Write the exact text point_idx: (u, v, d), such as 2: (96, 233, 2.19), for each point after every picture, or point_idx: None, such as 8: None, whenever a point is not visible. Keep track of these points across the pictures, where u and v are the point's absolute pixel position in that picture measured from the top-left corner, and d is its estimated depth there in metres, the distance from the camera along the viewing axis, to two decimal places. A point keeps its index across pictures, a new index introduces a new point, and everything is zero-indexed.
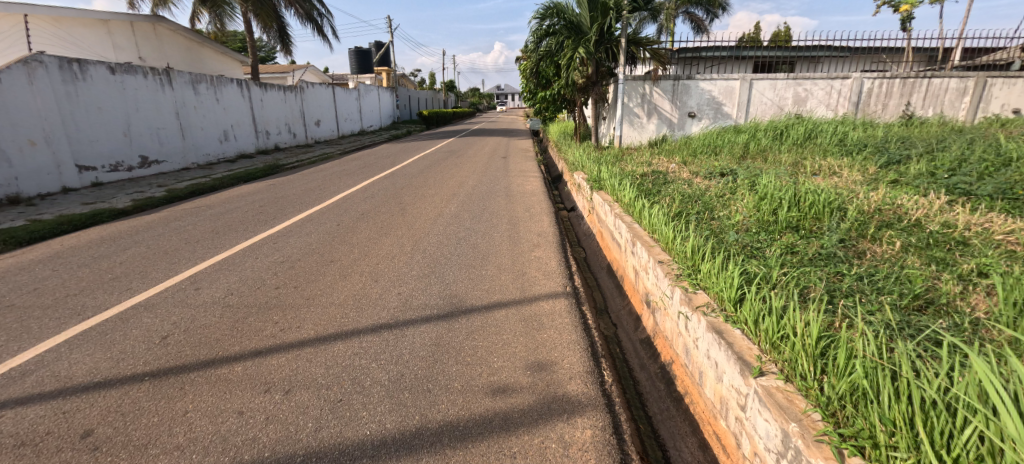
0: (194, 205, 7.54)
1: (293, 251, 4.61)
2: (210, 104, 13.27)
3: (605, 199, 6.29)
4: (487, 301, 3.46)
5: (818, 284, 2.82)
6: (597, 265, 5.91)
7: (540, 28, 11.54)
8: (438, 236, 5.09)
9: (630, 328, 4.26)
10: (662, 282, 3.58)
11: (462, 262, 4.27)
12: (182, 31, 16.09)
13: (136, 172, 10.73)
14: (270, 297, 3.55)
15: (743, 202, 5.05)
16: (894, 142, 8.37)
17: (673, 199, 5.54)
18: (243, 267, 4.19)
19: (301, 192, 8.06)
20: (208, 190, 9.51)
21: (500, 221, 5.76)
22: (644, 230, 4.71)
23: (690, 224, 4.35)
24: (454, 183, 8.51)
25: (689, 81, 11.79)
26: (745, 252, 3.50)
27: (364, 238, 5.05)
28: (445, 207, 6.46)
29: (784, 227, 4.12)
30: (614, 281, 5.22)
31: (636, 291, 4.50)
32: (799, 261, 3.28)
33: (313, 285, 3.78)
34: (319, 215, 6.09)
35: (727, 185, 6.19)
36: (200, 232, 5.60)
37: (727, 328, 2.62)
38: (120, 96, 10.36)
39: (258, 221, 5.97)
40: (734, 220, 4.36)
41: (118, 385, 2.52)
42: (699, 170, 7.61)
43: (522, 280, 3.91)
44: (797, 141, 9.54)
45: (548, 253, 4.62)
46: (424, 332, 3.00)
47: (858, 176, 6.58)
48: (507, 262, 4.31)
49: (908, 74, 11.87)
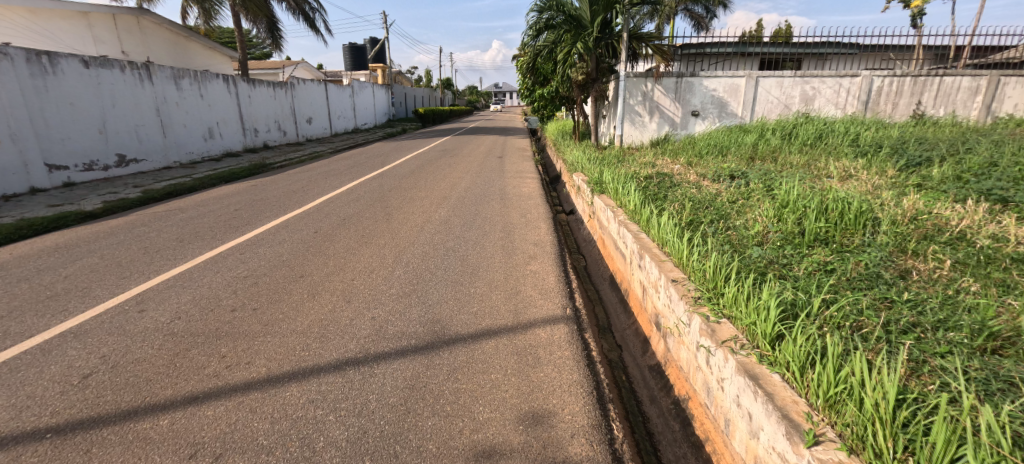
0: (166, 208, 7.03)
1: (261, 264, 4.12)
2: (193, 100, 12.72)
3: (607, 204, 5.80)
4: (474, 329, 2.97)
5: (870, 317, 2.35)
6: (599, 275, 5.44)
7: (539, 22, 11.05)
8: (423, 247, 4.59)
9: (638, 352, 3.78)
10: (677, 306, 3.10)
11: (448, 279, 3.78)
12: (168, 25, 15.56)
13: (112, 171, 10.21)
14: (222, 324, 3.05)
15: (761, 209, 4.59)
16: (910, 143, 7.95)
17: (682, 205, 5.08)
18: (200, 284, 3.70)
19: (283, 194, 7.55)
20: (187, 191, 8.99)
21: (493, 228, 5.27)
22: (653, 241, 4.24)
23: (706, 236, 3.88)
24: (446, 184, 8.01)
25: (692, 79, 11.31)
26: (774, 273, 3.03)
27: (341, 248, 4.54)
28: (435, 212, 5.96)
29: (811, 240, 3.66)
30: (618, 295, 4.75)
31: (643, 309, 4.02)
32: (838, 287, 2.82)
33: (276, 306, 3.29)
34: (296, 220, 5.58)
35: (739, 189, 5.73)
36: (163, 240, 5.08)
37: (764, 372, 2.15)
38: (95, 91, 9.82)
39: (229, 227, 5.45)
40: (755, 231, 3.90)
41: (8, 446, 2.02)
42: (707, 172, 7.15)
43: (516, 300, 3.43)
44: (808, 141, 9.09)
45: (546, 266, 4.13)
46: (396, 370, 2.51)
47: (879, 180, 6.10)
48: (500, 278, 3.82)
49: (920, 73, 11.41)
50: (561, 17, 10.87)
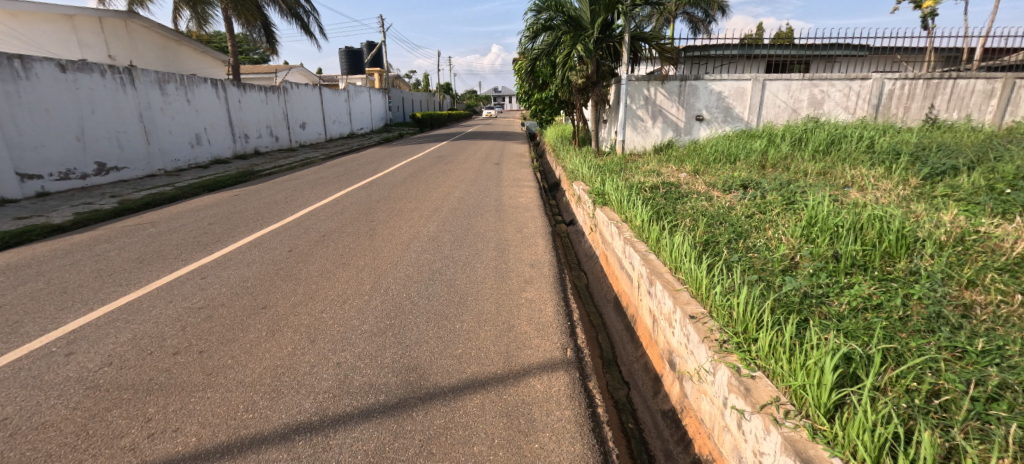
0: (137, 221, 6.55)
1: (221, 291, 3.65)
2: (180, 106, 12.28)
3: (611, 218, 5.32)
4: (455, 380, 2.49)
5: (950, 381, 1.88)
6: (602, 296, 4.96)
7: (537, 23, 10.55)
8: (407, 269, 4.11)
9: (648, 393, 3.30)
10: (697, 349, 2.62)
11: (430, 310, 3.29)
12: (157, 28, 15.14)
13: (91, 180, 9.74)
14: (158, 372, 2.57)
15: (783, 227, 4.13)
16: (928, 149, 7.53)
17: (695, 221, 4.62)
18: (147, 318, 3.23)
19: (264, 206, 7.08)
20: (167, 201, 8.52)
21: (485, 246, 4.80)
22: (664, 264, 3.76)
23: (725, 261, 3.40)
24: (438, 194, 7.57)
25: (696, 82, 10.88)
26: (815, 314, 2.55)
27: (314, 272, 4.06)
28: (423, 227, 5.49)
29: (847, 269, 3.20)
30: (623, 322, 4.28)
31: (654, 343, 3.53)
32: (893, 330, 2.37)
33: (226, 348, 2.81)
34: (271, 237, 5.12)
35: (753, 201, 5.27)
36: (122, 261, 4.60)
37: (820, 454, 1.68)
38: (72, 97, 9.37)
39: (197, 246, 4.97)
40: (784, 257, 3.42)
41: None
42: (715, 181, 6.69)
43: (509, 339, 2.95)
44: (820, 147, 8.63)
45: (542, 293, 3.65)
46: (356, 441, 2.03)
47: (903, 192, 5.63)
48: (491, 310, 3.33)
49: (933, 75, 10.98)
50: (560, 18, 10.42)
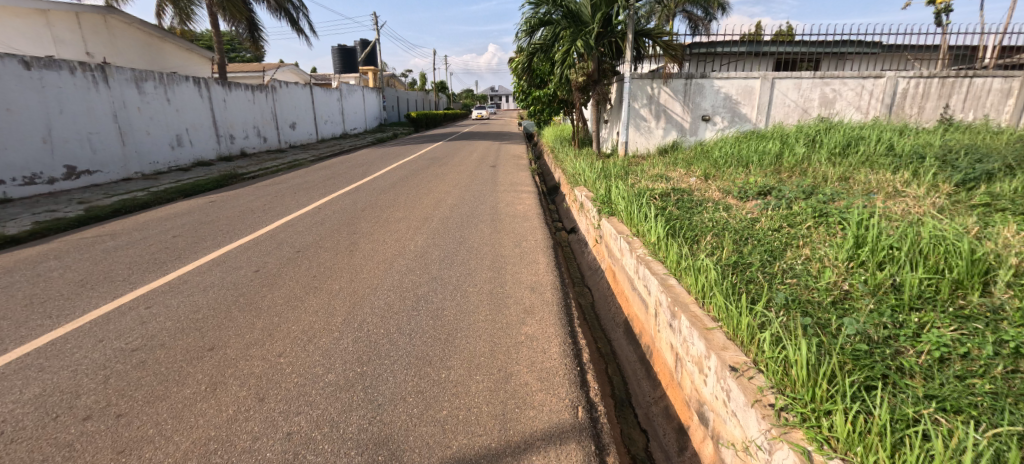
0: (97, 232, 5.95)
1: (166, 326, 3.09)
2: (159, 106, 11.67)
3: (620, 231, 4.76)
4: (436, 461, 1.93)
5: None
6: (610, 320, 4.38)
7: (534, 18, 9.99)
8: (387, 295, 3.55)
9: (672, 448, 2.73)
10: (744, 415, 2.07)
11: (410, 353, 2.72)
12: (139, 25, 14.50)
13: (60, 185, 9.12)
14: (56, 451, 2.01)
15: (823, 246, 3.56)
16: (953, 152, 7.03)
17: (719, 238, 4.06)
18: (66, 365, 2.67)
19: (238, 214, 6.49)
20: (138, 208, 7.91)
21: (479, 265, 4.23)
22: (688, 292, 3.20)
23: (764, 295, 2.83)
24: (429, 202, 7.02)
25: (703, 80, 10.35)
26: (901, 379, 1.98)
27: (278, 299, 3.48)
28: (411, 241, 4.92)
29: (914, 302, 2.63)
30: (636, 352, 3.71)
31: (678, 388, 2.95)
32: (1008, 399, 1.82)
33: (150, 411, 2.25)
34: (238, 253, 4.55)
35: (777, 212, 4.73)
36: (62, 284, 4.01)
37: None
38: (38, 96, 8.76)
39: (153, 264, 4.40)
40: (833, 289, 2.87)
41: None
42: (730, 187, 6.16)
43: (505, 394, 2.38)
44: (836, 149, 8.10)
45: (547, 328, 3.08)
46: None
47: (937, 200, 5.11)
48: (485, 351, 2.77)
49: (949, 73, 10.45)
50: (559, 12, 9.87)
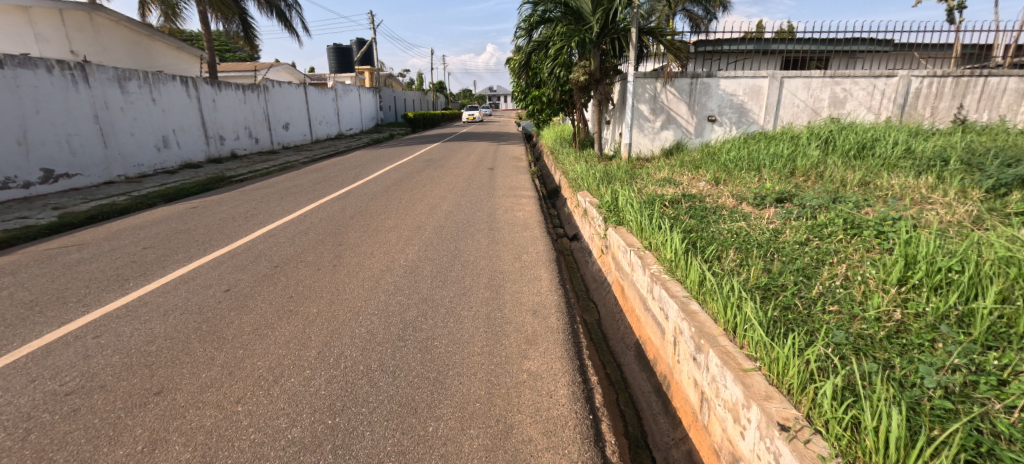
0: (65, 242, 5.53)
1: (113, 361, 2.67)
2: (143, 106, 11.22)
3: (629, 243, 4.35)
4: None
5: None
6: (620, 342, 3.95)
7: (534, 15, 9.58)
8: (370, 321, 3.13)
9: None
10: None
11: (392, 398, 2.31)
12: (126, 22, 14.06)
13: (36, 189, 8.69)
14: None
15: (862, 264, 3.15)
16: (976, 154, 6.63)
17: (742, 254, 3.65)
18: None
19: (218, 223, 6.06)
20: (116, 214, 7.49)
21: (475, 283, 3.82)
22: (713, 320, 2.79)
23: (808, 332, 2.42)
24: (423, 209, 6.59)
25: (709, 79, 9.93)
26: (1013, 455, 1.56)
27: (246, 327, 3.05)
28: (400, 254, 4.51)
29: (988, 339, 2.23)
30: (650, 382, 3.28)
31: (704, 434, 2.53)
32: None
33: None
34: (210, 269, 4.13)
35: (799, 223, 4.31)
36: (10, 306, 3.59)
37: None
38: (13, 96, 8.32)
39: (115, 281, 3.98)
40: (886, 321, 2.47)
41: None
42: (743, 193, 5.75)
43: (505, 456, 1.97)
44: (850, 151, 7.71)
45: (553, 364, 2.66)
46: None
47: (970, 207, 4.69)
48: (481, 395, 2.35)
49: (963, 72, 10.02)
50: (560, 9, 9.47)
